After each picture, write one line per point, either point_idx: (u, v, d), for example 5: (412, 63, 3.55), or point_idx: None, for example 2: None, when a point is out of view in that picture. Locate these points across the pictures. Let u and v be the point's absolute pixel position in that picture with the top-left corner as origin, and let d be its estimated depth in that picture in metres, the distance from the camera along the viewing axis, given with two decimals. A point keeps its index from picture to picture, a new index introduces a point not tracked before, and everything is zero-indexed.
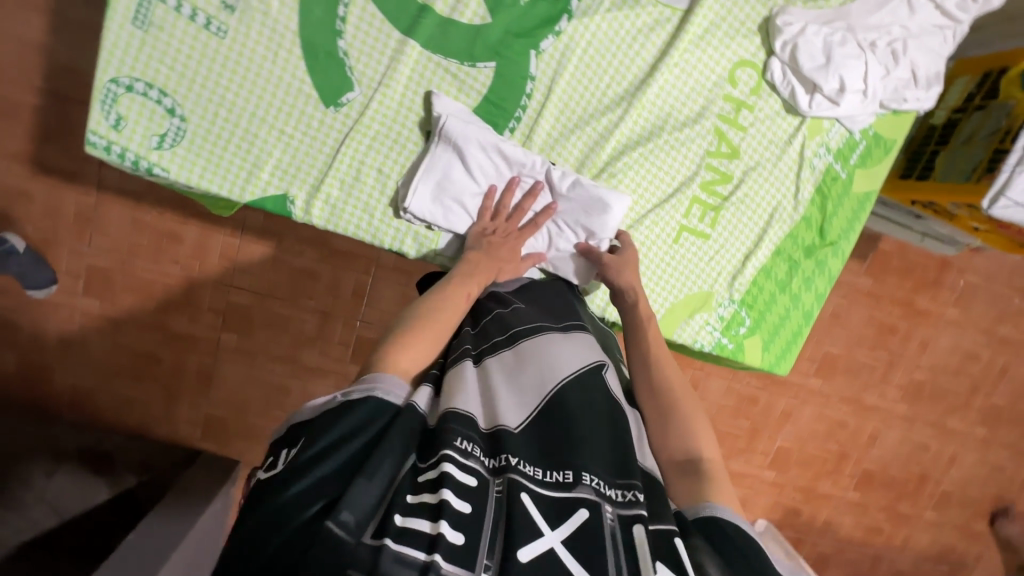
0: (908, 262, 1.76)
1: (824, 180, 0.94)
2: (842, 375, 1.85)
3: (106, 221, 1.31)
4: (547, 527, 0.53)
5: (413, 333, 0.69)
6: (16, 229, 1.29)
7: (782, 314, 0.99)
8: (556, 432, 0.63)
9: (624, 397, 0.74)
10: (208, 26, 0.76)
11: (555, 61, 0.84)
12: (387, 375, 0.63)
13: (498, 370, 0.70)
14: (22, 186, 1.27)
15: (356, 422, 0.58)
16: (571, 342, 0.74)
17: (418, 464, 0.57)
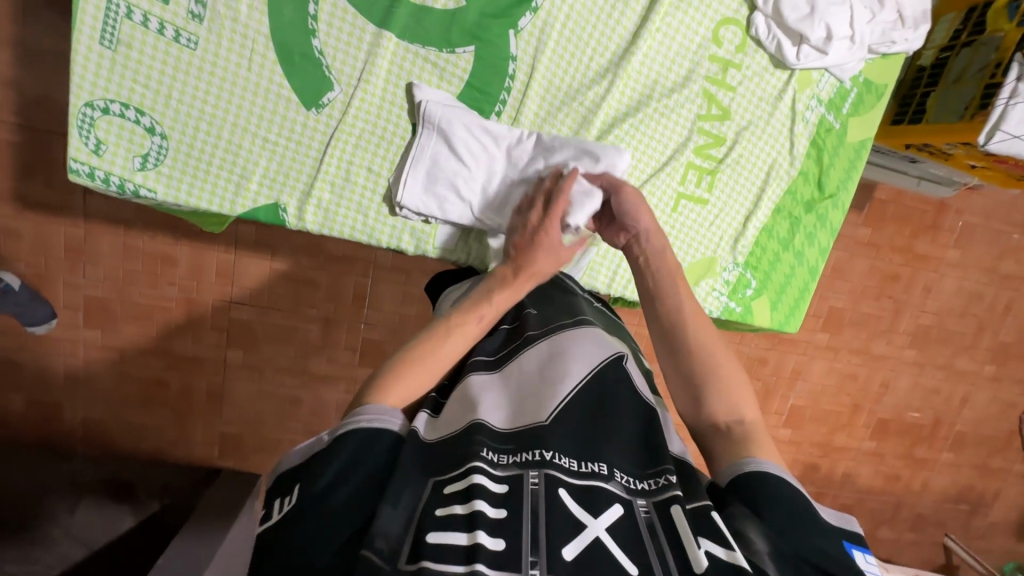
0: (905, 209, 1.76)
1: (818, 133, 0.93)
2: (848, 328, 1.86)
3: (98, 250, 1.30)
4: (590, 517, 0.54)
5: (415, 358, 0.67)
6: (8, 267, 1.28)
7: (788, 272, 0.98)
8: (586, 428, 0.66)
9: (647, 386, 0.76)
10: (178, 39, 0.74)
11: (535, 39, 0.82)
12: (371, 405, 0.61)
13: (517, 374, 0.73)
14: (9, 223, 1.25)
15: (351, 454, 0.57)
16: (585, 338, 0.76)
17: (438, 478, 0.58)
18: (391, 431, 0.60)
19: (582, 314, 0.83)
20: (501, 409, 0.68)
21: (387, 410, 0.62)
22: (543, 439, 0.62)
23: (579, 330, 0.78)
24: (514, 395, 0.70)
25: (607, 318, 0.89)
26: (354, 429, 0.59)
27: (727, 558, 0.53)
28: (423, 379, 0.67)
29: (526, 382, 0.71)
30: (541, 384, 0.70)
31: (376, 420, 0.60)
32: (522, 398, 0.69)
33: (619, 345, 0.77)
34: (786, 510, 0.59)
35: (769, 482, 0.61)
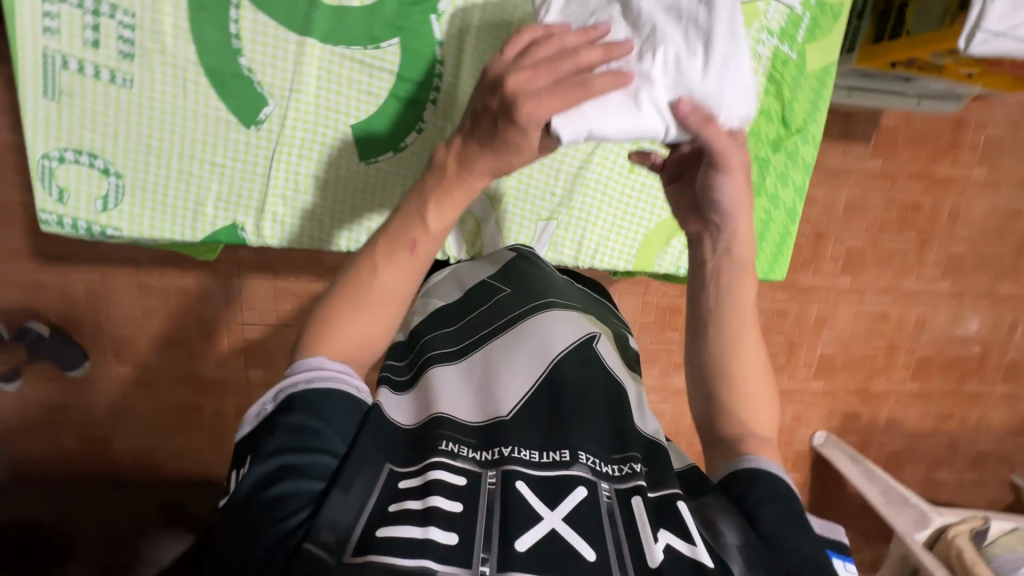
0: (917, 133, 1.63)
1: (774, 66, 0.87)
2: (872, 267, 1.75)
3: (115, 293, 1.40)
4: (546, 509, 0.54)
5: (343, 311, 0.63)
6: (41, 318, 1.39)
7: (763, 217, 0.94)
8: (553, 413, 0.66)
9: (625, 372, 0.76)
10: (115, 79, 0.77)
11: (458, 19, 0.81)
12: (326, 362, 0.61)
13: (480, 365, 0.73)
14: (34, 278, 1.35)
15: (302, 419, 0.58)
16: (557, 321, 0.76)
17: (398, 468, 0.59)
18: (336, 389, 0.60)
19: (553, 295, 0.82)
20: (469, 400, 0.68)
21: (321, 368, 0.60)
22: (503, 435, 0.63)
23: (545, 315, 0.77)
24: (481, 382, 0.70)
25: (585, 296, 0.89)
26: (298, 391, 0.59)
27: (690, 554, 0.52)
28: (356, 335, 0.63)
29: (490, 371, 0.71)
30: (508, 369, 0.71)
31: (315, 378, 0.59)
32: (487, 388, 0.69)
33: (589, 326, 0.77)
34: (785, 509, 0.58)
35: (770, 480, 0.60)
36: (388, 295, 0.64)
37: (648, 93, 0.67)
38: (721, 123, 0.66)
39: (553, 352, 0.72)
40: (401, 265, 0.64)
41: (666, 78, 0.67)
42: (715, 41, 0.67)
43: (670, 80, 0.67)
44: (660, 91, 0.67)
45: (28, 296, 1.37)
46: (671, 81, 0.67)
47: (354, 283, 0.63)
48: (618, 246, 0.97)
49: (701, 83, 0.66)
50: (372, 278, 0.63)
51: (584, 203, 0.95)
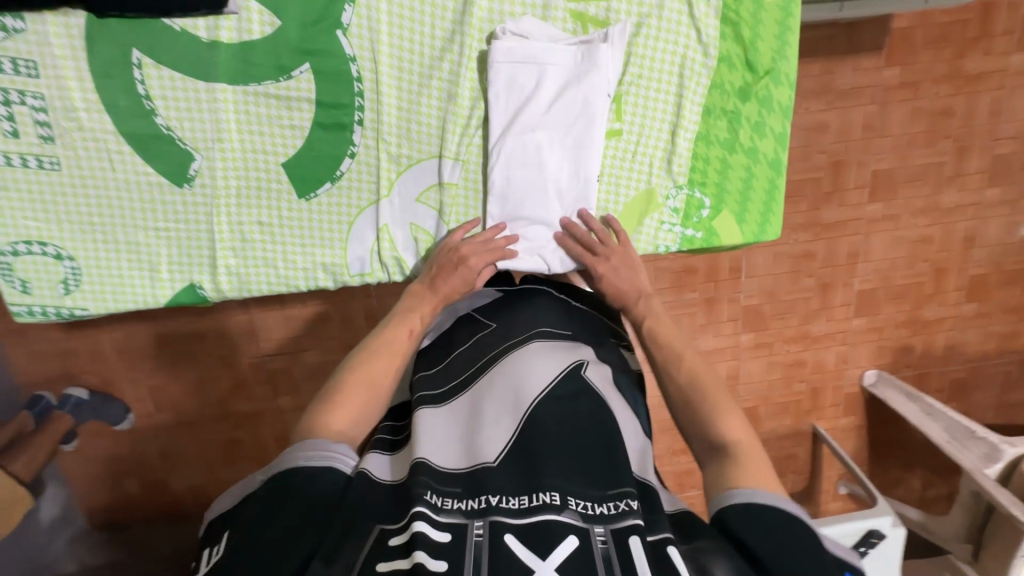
0: (936, 30, 1.40)
1: (726, 4, 0.77)
2: (905, 189, 1.55)
3: (138, 346, 1.47)
4: (536, 565, 0.45)
5: (348, 385, 0.65)
6: (81, 380, 1.49)
7: (744, 175, 0.84)
8: (541, 448, 0.55)
9: (613, 389, 0.65)
10: (42, 165, 0.77)
11: (366, 32, 0.75)
12: (319, 442, 0.58)
13: (467, 407, 0.63)
14: (66, 345, 1.45)
15: (292, 489, 0.54)
16: (544, 352, 0.65)
17: (388, 525, 0.51)
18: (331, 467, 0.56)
19: (542, 320, 0.71)
20: (455, 446, 0.59)
21: (325, 445, 0.58)
22: (486, 482, 0.53)
23: (528, 347, 0.67)
24: (467, 426, 0.60)
25: (583, 318, 0.74)
26: (291, 462, 0.57)
27: None
28: (362, 405, 0.64)
29: (477, 410, 0.61)
30: (494, 409, 0.61)
31: (312, 458, 0.57)
32: (473, 429, 0.59)
33: (579, 352, 0.67)
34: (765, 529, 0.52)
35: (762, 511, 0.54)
36: (389, 366, 0.68)
37: (536, 244, 0.81)
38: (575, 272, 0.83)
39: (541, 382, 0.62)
40: (404, 342, 0.71)
41: (546, 242, 0.81)
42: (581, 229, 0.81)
43: (550, 245, 0.81)
44: (542, 251, 0.81)
45: (64, 363, 1.47)
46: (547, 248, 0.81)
47: (358, 362, 0.68)
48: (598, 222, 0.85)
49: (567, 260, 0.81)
50: (373, 358, 0.68)
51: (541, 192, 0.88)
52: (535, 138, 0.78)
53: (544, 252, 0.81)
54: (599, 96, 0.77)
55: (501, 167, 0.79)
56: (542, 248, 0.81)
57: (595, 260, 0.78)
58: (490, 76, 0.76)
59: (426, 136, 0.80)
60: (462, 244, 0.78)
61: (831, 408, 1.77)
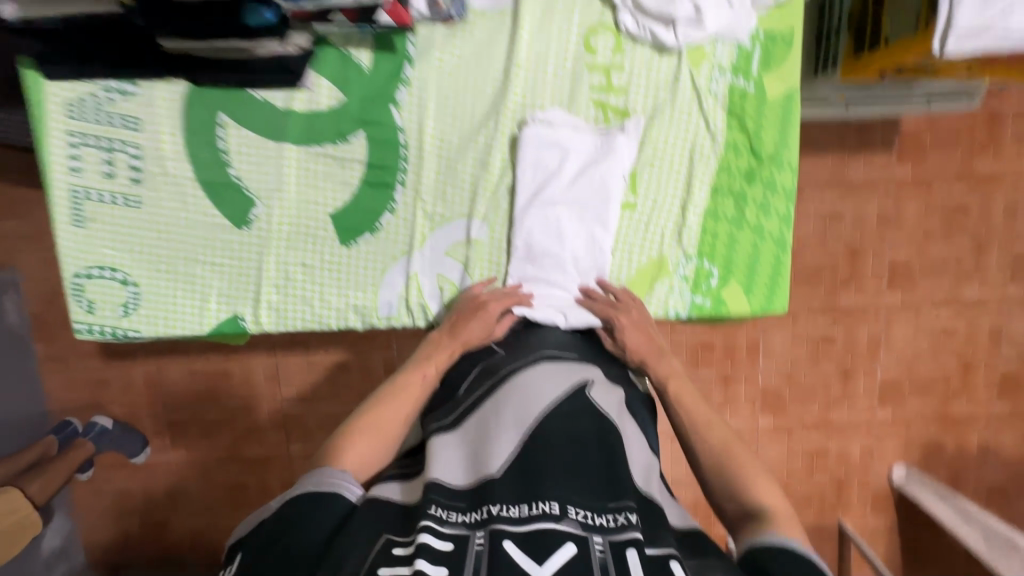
0: (944, 133, 1.50)
1: (732, 101, 0.87)
2: (924, 280, 1.57)
3: (167, 380, 1.58)
4: (533, 565, 0.47)
5: (361, 425, 0.68)
6: (109, 410, 1.60)
7: (750, 250, 0.90)
8: (542, 459, 0.57)
9: (619, 409, 0.66)
10: (127, 202, 0.89)
11: (416, 108, 0.88)
12: (319, 472, 0.62)
13: (477, 425, 0.64)
14: (103, 374, 1.58)
15: (292, 518, 0.57)
16: (547, 371, 0.67)
17: (395, 537, 0.53)
18: (336, 492, 0.59)
19: (547, 347, 0.73)
20: (463, 463, 0.60)
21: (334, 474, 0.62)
22: (490, 491, 0.55)
23: (536, 366, 0.68)
24: (476, 444, 0.61)
25: (586, 347, 0.81)
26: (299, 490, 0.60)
27: None
28: (370, 447, 0.67)
29: (483, 426, 0.63)
30: (500, 425, 0.61)
31: (311, 486, 0.60)
32: (482, 444, 0.60)
33: (587, 371, 0.69)
34: (763, 554, 0.57)
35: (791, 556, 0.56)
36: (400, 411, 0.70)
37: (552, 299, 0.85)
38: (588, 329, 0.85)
39: (546, 399, 0.64)
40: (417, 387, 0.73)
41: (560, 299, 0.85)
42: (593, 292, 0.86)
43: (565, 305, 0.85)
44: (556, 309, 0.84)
45: (98, 391, 1.60)
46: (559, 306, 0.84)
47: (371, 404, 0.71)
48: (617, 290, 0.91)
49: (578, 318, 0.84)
50: (385, 402, 0.70)
51: None
52: (556, 208, 0.86)
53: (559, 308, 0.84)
54: (615, 179, 0.86)
55: (523, 231, 0.87)
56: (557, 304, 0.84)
57: (616, 312, 0.82)
58: (520, 150, 0.87)
59: (458, 197, 0.90)
60: (483, 293, 0.83)
61: (857, 504, 1.68)
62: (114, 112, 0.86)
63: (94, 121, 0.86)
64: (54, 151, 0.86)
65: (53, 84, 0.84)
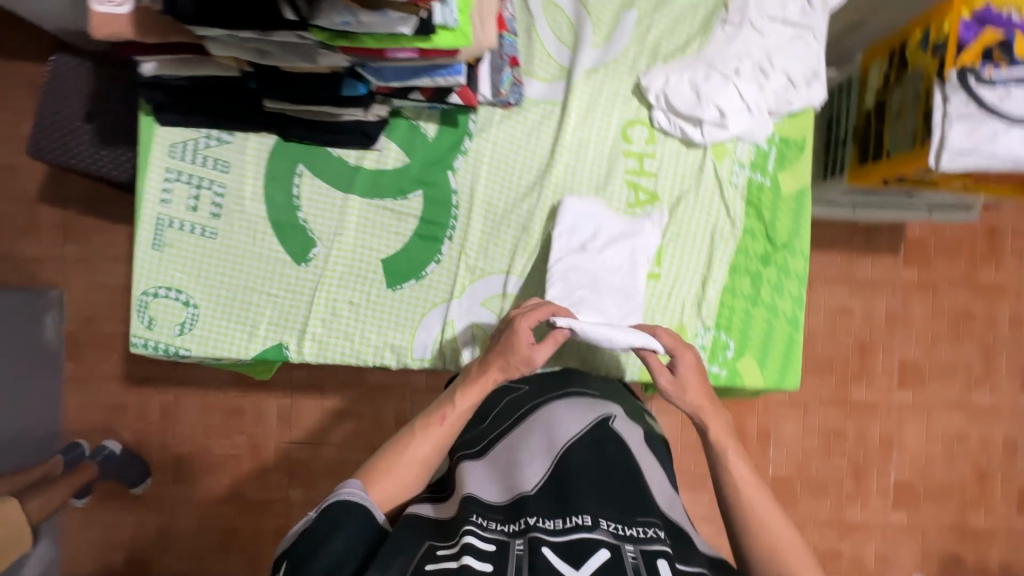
0: (947, 241, 1.60)
1: (750, 193, 0.98)
2: (934, 381, 1.60)
3: (182, 411, 1.69)
4: (570, 568, 0.49)
5: (385, 461, 0.67)
6: (119, 436, 1.70)
7: (765, 327, 0.97)
8: (573, 480, 0.61)
9: (641, 445, 0.70)
10: (204, 233, 0.99)
11: (469, 174, 0.99)
12: (347, 485, 0.62)
13: (505, 452, 0.69)
14: (124, 400, 1.70)
15: (327, 534, 0.57)
16: (571, 407, 0.72)
17: (437, 543, 0.56)
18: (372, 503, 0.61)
19: (574, 385, 0.77)
20: (496, 484, 0.64)
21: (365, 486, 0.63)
22: (525, 506, 0.59)
23: (560, 403, 0.73)
24: (506, 469, 0.66)
25: (613, 386, 0.82)
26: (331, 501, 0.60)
27: None
28: (393, 484, 0.66)
29: (512, 454, 0.68)
30: (530, 453, 0.66)
31: (341, 499, 0.60)
32: (514, 469, 0.65)
33: (608, 406, 0.73)
34: None
35: None
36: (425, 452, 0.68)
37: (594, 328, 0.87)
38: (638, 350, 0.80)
39: (571, 430, 0.68)
40: (443, 428, 0.69)
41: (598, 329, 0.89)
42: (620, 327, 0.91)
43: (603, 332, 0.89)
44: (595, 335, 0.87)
45: (114, 417, 1.71)
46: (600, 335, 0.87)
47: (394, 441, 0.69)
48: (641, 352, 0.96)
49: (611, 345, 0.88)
50: (409, 440, 0.68)
51: None
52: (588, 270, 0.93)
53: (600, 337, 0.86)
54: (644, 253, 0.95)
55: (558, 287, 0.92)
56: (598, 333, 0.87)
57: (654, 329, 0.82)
58: (557, 221, 0.96)
59: (498, 256, 0.99)
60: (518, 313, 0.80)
61: None
62: (208, 156, 0.99)
63: (189, 162, 0.99)
64: (151, 184, 0.99)
65: (163, 129, 0.98)
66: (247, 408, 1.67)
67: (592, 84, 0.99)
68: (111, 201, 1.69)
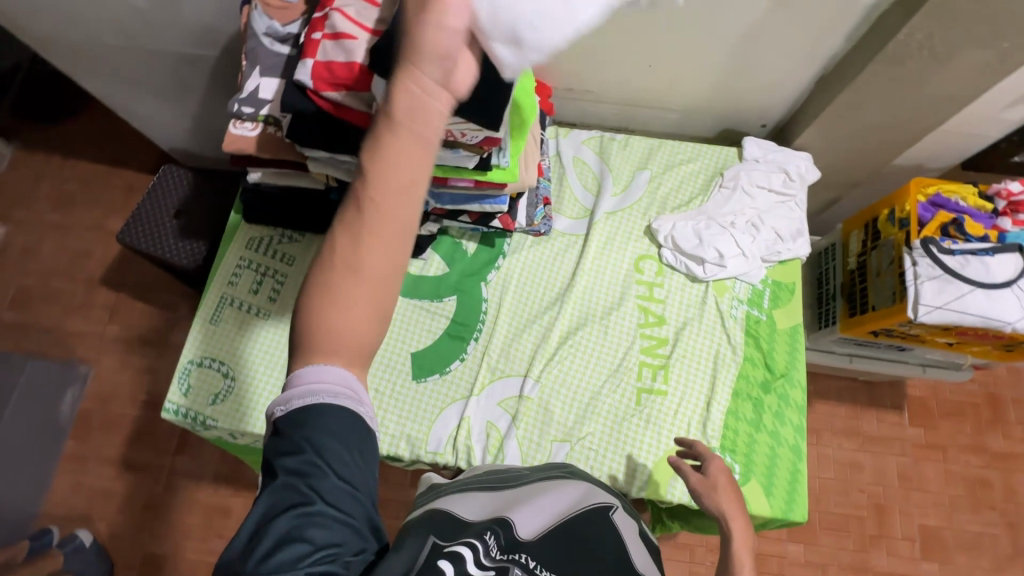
0: (952, 404, 1.62)
1: (749, 325, 1.10)
2: (959, 553, 1.50)
3: (167, 504, 1.57)
4: None
5: (328, 276, 0.50)
6: (91, 526, 1.56)
7: (769, 453, 1.02)
8: (576, 542, 0.60)
9: (638, 542, 0.65)
10: (257, 313, 1.11)
11: (500, 286, 1.13)
12: (322, 371, 0.52)
13: (522, 493, 0.68)
14: (108, 485, 1.59)
15: (314, 443, 0.51)
16: (575, 487, 0.70)
17: (440, 541, 0.57)
18: (359, 415, 0.53)
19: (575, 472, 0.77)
20: (506, 505, 0.65)
21: (346, 380, 0.52)
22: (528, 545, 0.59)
23: (567, 480, 0.72)
24: (520, 503, 0.65)
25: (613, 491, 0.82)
26: (313, 405, 0.52)
27: None
28: (371, 290, 0.51)
29: (528, 493, 0.68)
30: (547, 499, 0.66)
31: (322, 397, 0.51)
32: (527, 503, 0.65)
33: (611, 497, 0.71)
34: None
35: None
36: (392, 234, 0.50)
37: None
38: None
39: (583, 500, 0.68)
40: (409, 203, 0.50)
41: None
42: None
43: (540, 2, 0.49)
44: (490, 7, 0.49)
45: (94, 505, 1.57)
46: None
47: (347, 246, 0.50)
48: (643, 464, 1.01)
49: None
50: (361, 237, 0.50)
51: (626, 432, 1.03)
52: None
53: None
54: None
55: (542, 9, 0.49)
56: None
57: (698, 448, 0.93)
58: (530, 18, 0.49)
59: (517, 361, 1.08)
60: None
61: None
62: (279, 249, 1.15)
63: (262, 253, 1.15)
64: (224, 267, 1.14)
65: (246, 225, 1.16)
66: (235, 508, 1.56)
67: (610, 224, 1.17)
68: (163, 287, 1.76)
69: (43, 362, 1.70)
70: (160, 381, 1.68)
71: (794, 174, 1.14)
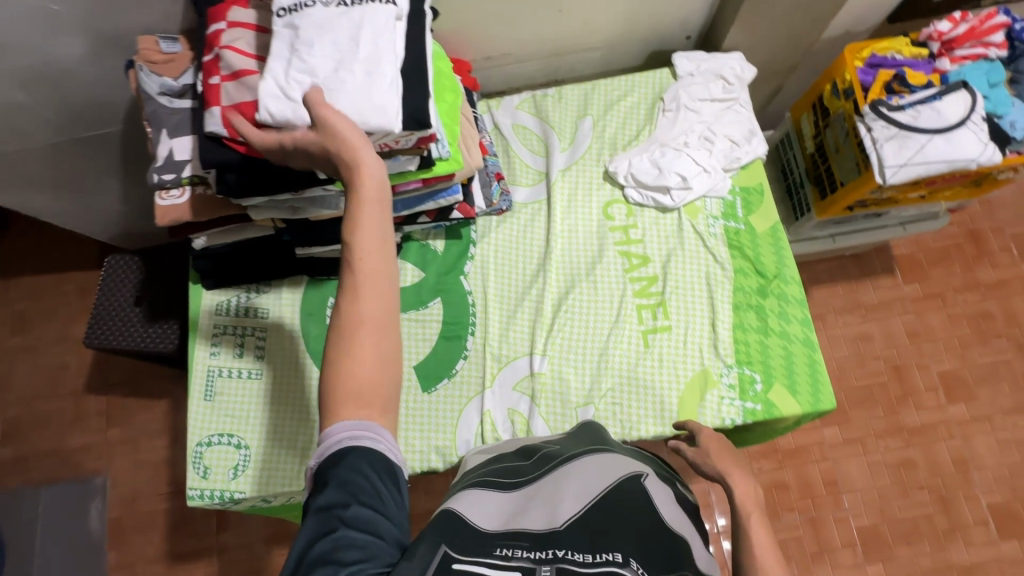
0: (937, 252, 1.65)
1: (729, 237, 1.10)
2: (979, 387, 1.55)
3: None
4: None
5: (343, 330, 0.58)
6: None
7: (784, 353, 1.03)
8: (611, 520, 0.54)
9: (683, 511, 0.60)
10: (249, 375, 1.08)
11: (479, 274, 1.11)
12: (350, 422, 0.56)
13: (538, 488, 0.62)
14: None
15: (340, 473, 0.53)
16: (601, 461, 0.65)
17: (453, 550, 0.51)
18: (380, 450, 0.56)
19: (604, 442, 0.72)
20: (530, 506, 0.58)
21: (361, 425, 0.56)
22: (555, 536, 0.53)
23: (592, 458, 0.66)
24: (544, 501, 0.59)
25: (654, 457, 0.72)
26: (341, 448, 0.55)
27: None
28: (379, 302, 0.59)
29: (555, 482, 0.62)
30: (568, 485, 0.60)
31: (345, 436, 0.55)
32: (553, 498, 0.58)
33: (639, 465, 0.66)
34: None
35: None
36: (376, 264, 0.60)
37: (344, 52, 0.69)
38: (265, 97, 0.68)
39: (614, 474, 0.62)
40: (379, 236, 0.61)
41: (368, 85, 0.68)
42: (316, 72, 0.68)
43: (367, 117, 0.67)
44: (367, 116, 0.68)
45: None
46: (308, 64, 0.68)
47: (351, 295, 0.59)
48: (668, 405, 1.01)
49: (276, 115, 0.68)
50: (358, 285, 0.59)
51: (645, 375, 1.03)
52: (365, 80, 0.68)
53: (275, 84, 0.69)
54: (283, 53, 0.70)
55: (382, 82, 0.69)
56: (305, 60, 0.69)
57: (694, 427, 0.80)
58: (387, 96, 0.68)
59: (519, 341, 1.07)
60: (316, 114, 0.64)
61: None
62: (249, 307, 1.11)
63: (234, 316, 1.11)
64: (201, 341, 1.10)
65: (209, 293, 1.12)
66: None
67: (569, 180, 1.15)
68: (150, 376, 1.71)
69: (56, 485, 1.65)
70: (178, 468, 1.65)
71: (731, 77, 1.13)
